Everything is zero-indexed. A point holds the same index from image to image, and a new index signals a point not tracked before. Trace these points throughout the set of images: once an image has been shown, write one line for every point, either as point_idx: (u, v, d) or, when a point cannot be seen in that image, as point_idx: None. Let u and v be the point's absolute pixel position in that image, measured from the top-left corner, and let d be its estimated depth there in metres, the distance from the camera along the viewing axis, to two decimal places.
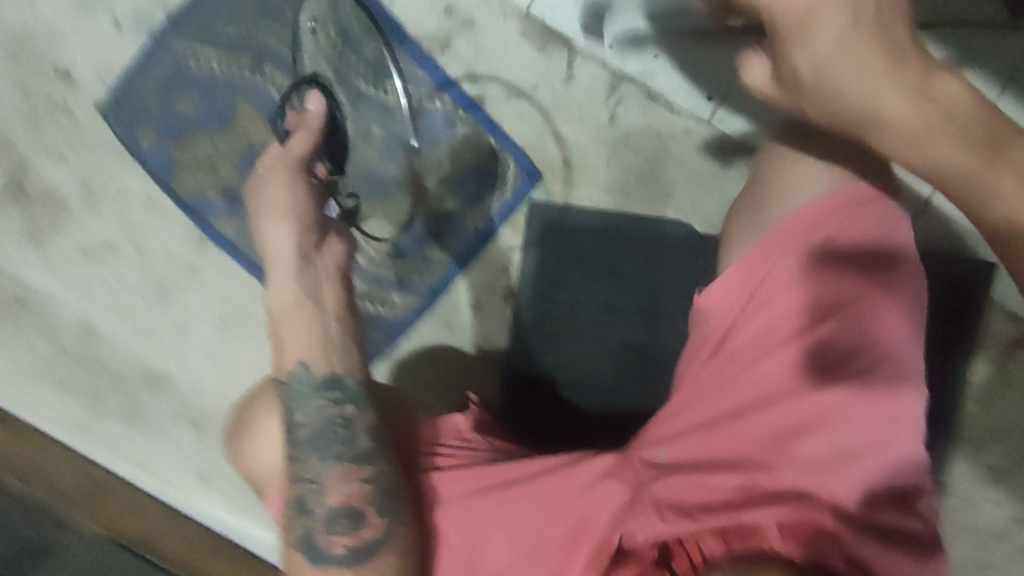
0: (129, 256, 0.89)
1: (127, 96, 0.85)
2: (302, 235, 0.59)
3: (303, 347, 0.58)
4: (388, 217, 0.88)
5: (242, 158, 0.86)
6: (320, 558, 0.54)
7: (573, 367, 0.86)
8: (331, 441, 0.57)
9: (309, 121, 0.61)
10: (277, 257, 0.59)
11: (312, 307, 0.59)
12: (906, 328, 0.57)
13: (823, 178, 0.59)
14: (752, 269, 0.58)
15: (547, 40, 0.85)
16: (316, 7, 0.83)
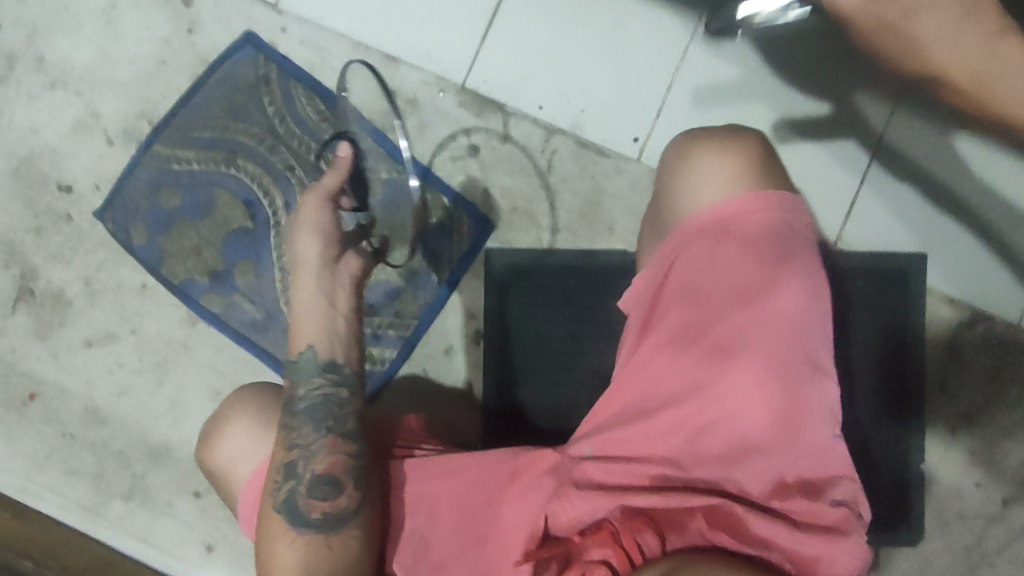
0: (128, 341, 0.97)
1: (121, 199, 0.97)
2: (326, 246, 0.67)
3: (308, 339, 0.66)
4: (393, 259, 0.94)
5: (224, 241, 0.96)
6: (300, 517, 0.62)
7: (544, 394, 0.91)
8: (324, 416, 0.65)
9: (341, 163, 0.70)
10: (302, 261, 0.67)
11: (324, 308, 0.66)
12: (802, 317, 0.58)
13: (720, 178, 0.62)
14: (653, 278, 0.63)
15: (482, 107, 0.96)
16: (279, 107, 0.96)
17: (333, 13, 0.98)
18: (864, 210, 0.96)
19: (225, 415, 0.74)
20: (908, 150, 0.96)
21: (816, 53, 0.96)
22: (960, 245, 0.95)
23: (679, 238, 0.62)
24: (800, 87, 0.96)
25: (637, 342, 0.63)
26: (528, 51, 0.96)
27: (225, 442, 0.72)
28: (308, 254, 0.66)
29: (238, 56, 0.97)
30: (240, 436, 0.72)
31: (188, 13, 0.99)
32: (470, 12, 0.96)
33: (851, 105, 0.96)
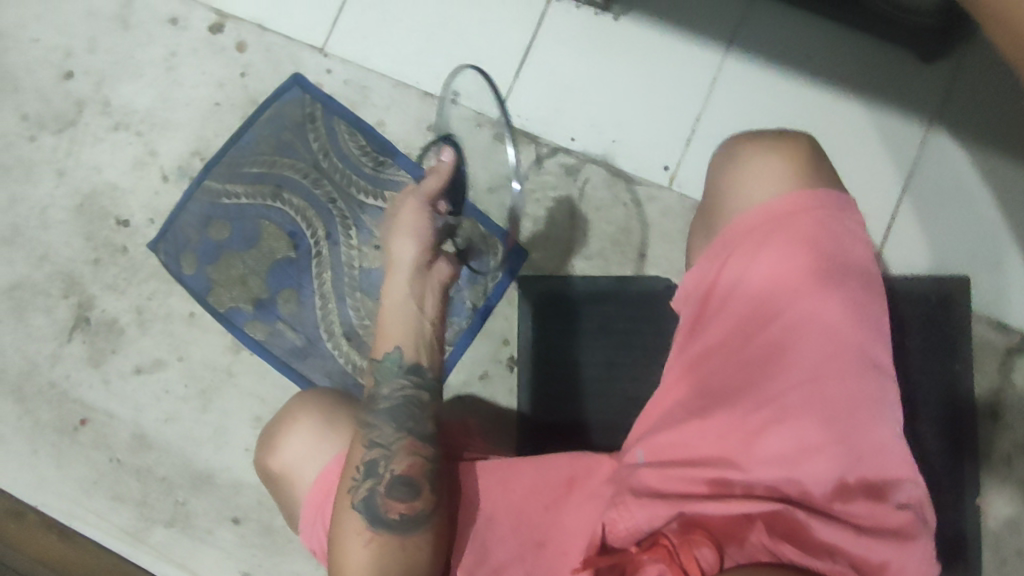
0: (175, 368, 1.01)
1: (173, 232, 1.03)
2: (421, 250, 0.70)
3: (395, 342, 0.68)
4: None
5: (268, 270, 1.00)
6: (376, 516, 0.62)
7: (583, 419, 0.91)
8: (405, 417, 0.67)
9: (443, 170, 0.72)
10: (399, 264, 0.69)
11: (413, 312, 0.69)
12: (857, 321, 0.57)
13: (771, 179, 0.62)
14: (702, 283, 0.64)
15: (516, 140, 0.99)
16: (322, 141, 1.01)
17: (375, 55, 1.03)
18: (902, 233, 0.94)
19: (294, 420, 0.76)
20: (947, 173, 0.95)
21: (853, 72, 0.97)
22: (1005, 270, 0.93)
23: (728, 241, 0.62)
24: (833, 112, 0.96)
25: (688, 343, 0.64)
26: (561, 86, 0.99)
27: (297, 447, 0.73)
28: (405, 256, 0.69)
29: (286, 96, 1.03)
30: (309, 442, 0.73)
31: (242, 58, 1.06)
32: (504, 51, 1.01)
33: (886, 129, 0.96)
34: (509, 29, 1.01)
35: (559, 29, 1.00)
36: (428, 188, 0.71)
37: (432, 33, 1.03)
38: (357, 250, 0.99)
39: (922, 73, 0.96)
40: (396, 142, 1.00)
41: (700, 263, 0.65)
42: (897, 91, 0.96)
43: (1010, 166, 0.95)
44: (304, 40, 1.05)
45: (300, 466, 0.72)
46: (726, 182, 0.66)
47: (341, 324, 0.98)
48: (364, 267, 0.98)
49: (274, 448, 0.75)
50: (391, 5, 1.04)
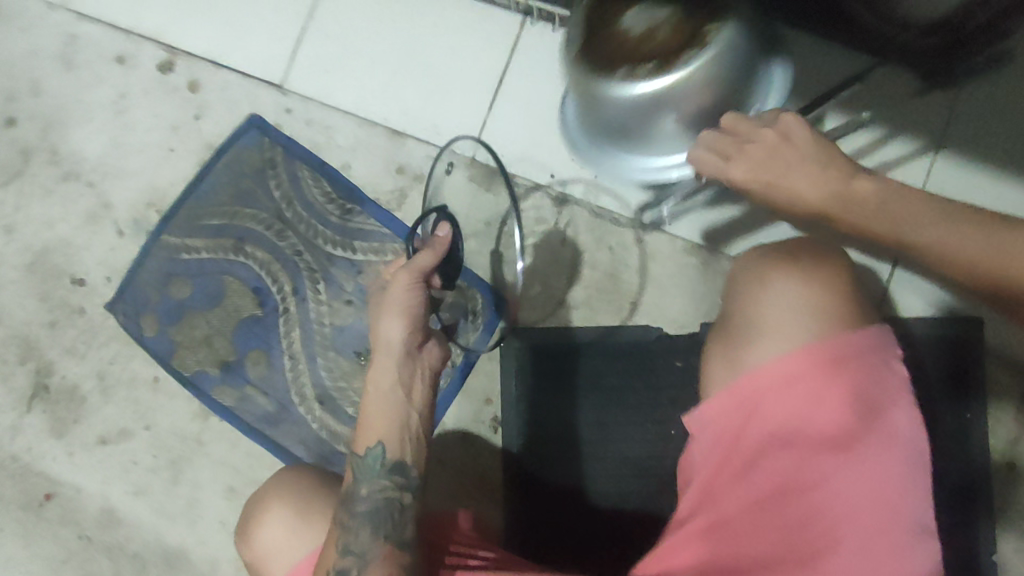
0: (143, 437, 0.95)
1: (131, 291, 0.96)
2: (411, 332, 0.61)
3: (377, 437, 0.60)
4: None
5: (234, 329, 0.93)
6: None
7: (573, 481, 0.82)
8: (383, 521, 0.59)
9: (439, 245, 0.63)
10: (385, 348, 0.61)
11: (401, 401, 0.60)
12: (912, 495, 0.49)
13: (805, 305, 0.53)
14: (726, 421, 0.53)
15: (492, 180, 0.90)
16: (285, 188, 0.94)
17: (338, 90, 0.95)
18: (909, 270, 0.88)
19: (276, 499, 0.68)
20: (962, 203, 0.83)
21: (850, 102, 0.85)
22: None
23: (761, 376, 0.51)
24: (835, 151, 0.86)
25: (708, 492, 0.53)
26: (538, 118, 0.91)
27: (274, 535, 0.65)
28: (393, 342, 0.61)
29: (243, 140, 0.95)
30: (288, 530, 0.65)
31: (195, 98, 0.98)
32: (476, 82, 0.92)
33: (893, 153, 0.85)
34: (481, 57, 0.92)
35: (533, 55, 0.91)
36: (419, 261, 0.61)
37: (398, 63, 0.94)
38: (326, 305, 0.92)
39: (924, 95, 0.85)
40: (364, 187, 0.92)
41: (722, 394, 0.53)
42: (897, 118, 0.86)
43: None
44: (261, 76, 0.97)
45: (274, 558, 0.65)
46: (747, 302, 0.57)
47: (314, 386, 0.92)
48: (335, 324, 0.92)
49: (244, 539, 0.68)
50: (353, 33, 0.95)
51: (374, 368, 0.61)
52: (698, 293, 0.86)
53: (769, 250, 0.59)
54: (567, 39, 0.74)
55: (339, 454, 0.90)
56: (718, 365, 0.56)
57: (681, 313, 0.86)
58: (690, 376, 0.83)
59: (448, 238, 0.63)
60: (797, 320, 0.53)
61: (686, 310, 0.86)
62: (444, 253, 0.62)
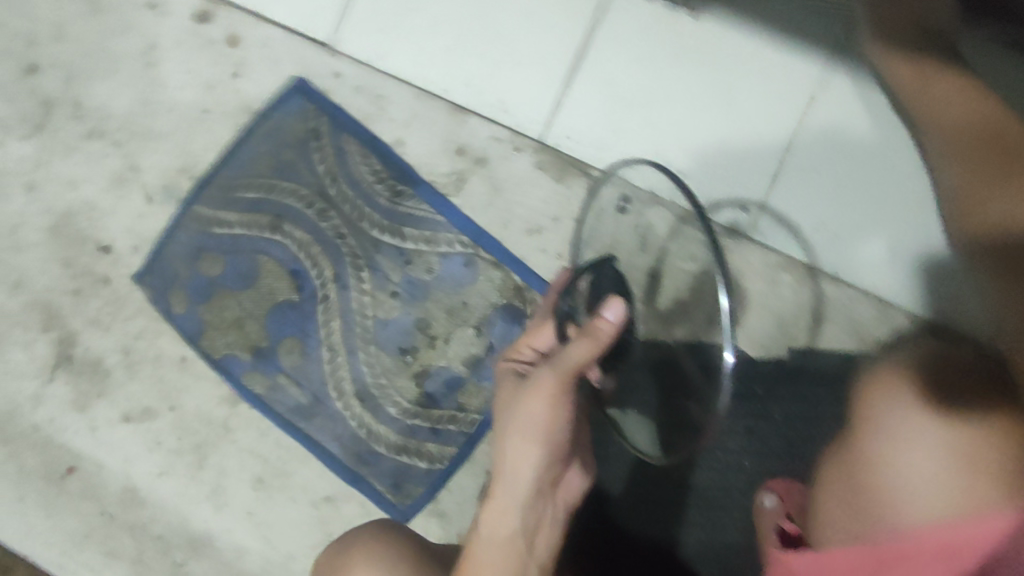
0: (168, 419, 0.89)
1: (160, 264, 0.89)
2: (546, 466, 0.58)
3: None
4: (459, 344, 0.82)
5: (268, 314, 0.86)
6: None
7: (630, 518, 0.74)
8: None
9: (598, 336, 0.53)
10: (513, 480, 0.57)
11: (521, 547, 0.58)
12: None
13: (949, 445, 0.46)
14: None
15: (563, 169, 0.80)
16: (330, 162, 0.85)
17: (392, 54, 0.84)
18: None
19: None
20: None
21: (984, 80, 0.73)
22: None
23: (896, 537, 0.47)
24: None
25: None
26: (620, 102, 0.80)
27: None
28: (523, 469, 0.57)
29: (286, 106, 0.86)
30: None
31: (234, 54, 0.88)
32: (550, 54, 0.81)
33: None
34: (556, 25, 0.81)
35: (618, 25, 0.79)
36: (570, 361, 0.53)
37: (461, 28, 0.83)
38: (370, 296, 0.84)
39: None
40: (417, 167, 0.83)
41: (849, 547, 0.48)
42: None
43: None
44: (307, 34, 0.87)
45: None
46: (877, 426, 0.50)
47: (352, 382, 0.85)
48: (379, 317, 0.84)
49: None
50: None
51: (499, 497, 0.58)
52: (787, 313, 0.76)
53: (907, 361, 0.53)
54: None
55: (377, 455, 0.84)
56: (841, 507, 0.51)
57: (769, 334, 0.77)
58: (772, 406, 0.74)
59: (607, 328, 0.53)
60: (936, 465, 0.46)
61: (774, 331, 0.76)
62: (603, 348, 0.53)
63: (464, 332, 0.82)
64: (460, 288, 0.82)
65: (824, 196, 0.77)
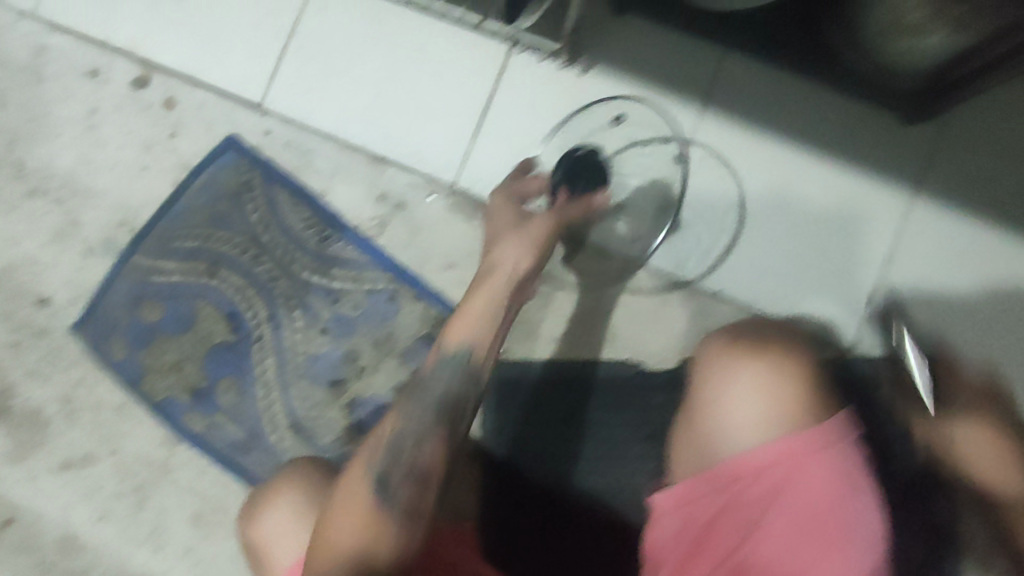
0: (107, 463, 0.92)
1: (98, 313, 0.93)
2: (526, 259, 0.62)
3: (470, 336, 0.56)
4: (387, 375, 0.89)
5: (206, 354, 0.91)
6: (381, 497, 0.51)
7: (545, 490, 0.84)
8: (447, 411, 0.55)
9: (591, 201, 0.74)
10: (498, 265, 0.61)
11: (498, 314, 0.58)
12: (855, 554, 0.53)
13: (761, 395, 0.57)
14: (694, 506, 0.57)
15: (474, 210, 0.89)
16: (261, 211, 0.92)
17: (317, 112, 0.93)
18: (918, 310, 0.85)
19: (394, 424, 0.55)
20: (925, 276, 0.85)
21: (826, 120, 0.88)
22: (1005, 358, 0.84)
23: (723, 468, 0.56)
24: (809, 142, 0.87)
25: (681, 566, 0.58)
26: (526, 150, 0.89)
27: (358, 507, 0.51)
28: (512, 259, 0.62)
29: (220, 161, 0.94)
30: (406, 528, 0.50)
31: (170, 117, 0.95)
32: (460, 109, 0.91)
33: (853, 184, 0.87)
34: (464, 85, 0.91)
35: (517, 83, 0.90)
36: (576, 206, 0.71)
37: (379, 89, 0.93)
38: (302, 333, 0.90)
39: (909, 137, 0.86)
40: (343, 214, 0.91)
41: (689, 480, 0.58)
42: (868, 153, 0.87)
43: (953, 261, 0.85)
44: (239, 97, 0.95)
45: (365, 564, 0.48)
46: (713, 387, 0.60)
47: (286, 415, 0.90)
48: (310, 353, 0.90)
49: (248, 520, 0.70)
50: (336, 55, 0.94)
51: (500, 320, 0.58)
52: (677, 330, 0.86)
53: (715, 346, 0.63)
54: (617, 39, 0.89)
55: None
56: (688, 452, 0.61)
57: (663, 349, 0.86)
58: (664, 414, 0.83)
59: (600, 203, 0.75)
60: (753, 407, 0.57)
61: (666, 346, 0.86)
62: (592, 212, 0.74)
63: (390, 362, 0.89)
64: (382, 322, 0.89)
65: (702, 227, 0.87)
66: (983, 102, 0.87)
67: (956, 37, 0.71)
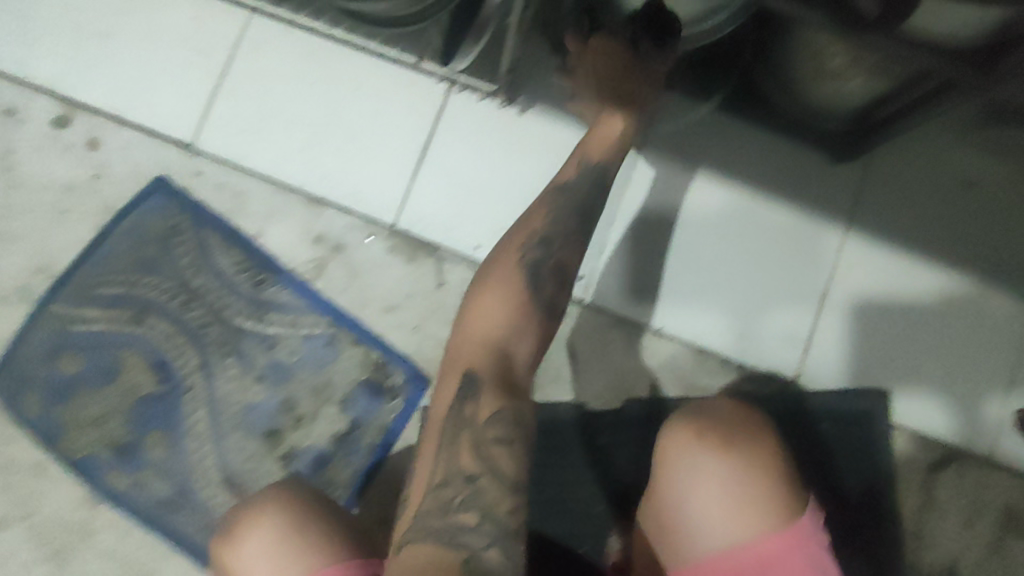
0: (19, 529, 0.85)
1: (12, 367, 0.87)
2: (648, 87, 0.73)
3: (600, 156, 0.70)
4: (327, 423, 0.86)
5: (132, 407, 0.86)
6: (531, 265, 0.61)
7: None
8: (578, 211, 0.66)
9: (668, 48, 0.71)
10: (622, 96, 0.72)
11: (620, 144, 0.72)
12: None
13: (722, 493, 0.58)
14: None
15: (414, 251, 0.87)
16: (192, 254, 0.89)
17: (251, 152, 0.90)
18: (853, 338, 0.87)
19: (528, 254, 0.62)
20: (857, 308, 0.87)
21: (761, 158, 0.90)
22: (936, 386, 0.86)
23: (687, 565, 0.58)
24: (747, 181, 0.89)
25: None
26: (468, 191, 0.89)
27: (508, 283, 0.59)
28: (632, 94, 0.72)
29: (148, 203, 0.90)
30: (539, 345, 0.58)
31: (95, 157, 0.91)
32: (398, 149, 0.90)
33: (789, 219, 0.89)
34: (403, 125, 0.90)
35: (457, 122, 0.90)
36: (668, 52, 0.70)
37: (316, 128, 0.91)
38: (236, 382, 0.86)
39: (838, 173, 0.89)
40: (279, 256, 0.88)
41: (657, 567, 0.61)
42: (803, 189, 0.89)
43: (885, 291, 0.88)
44: (169, 136, 0.91)
45: (501, 350, 0.56)
46: (671, 481, 0.60)
47: (218, 470, 0.85)
48: (245, 403, 0.86)
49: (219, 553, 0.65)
50: (271, 93, 0.92)
51: (589, 198, 0.67)
52: (621, 368, 0.86)
53: (675, 433, 0.62)
54: None
55: None
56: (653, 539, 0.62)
57: (607, 387, 0.86)
58: (608, 453, 0.84)
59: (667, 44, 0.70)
60: (717, 504, 0.58)
61: (611, 384, 0.86)
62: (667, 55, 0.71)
63: (330, 409, 0.86)
64: (321, 368, 0.86)
65: (643, 266, 0.88)
66: (906, 141, 0.90)
67: (872, 84, 0.73)
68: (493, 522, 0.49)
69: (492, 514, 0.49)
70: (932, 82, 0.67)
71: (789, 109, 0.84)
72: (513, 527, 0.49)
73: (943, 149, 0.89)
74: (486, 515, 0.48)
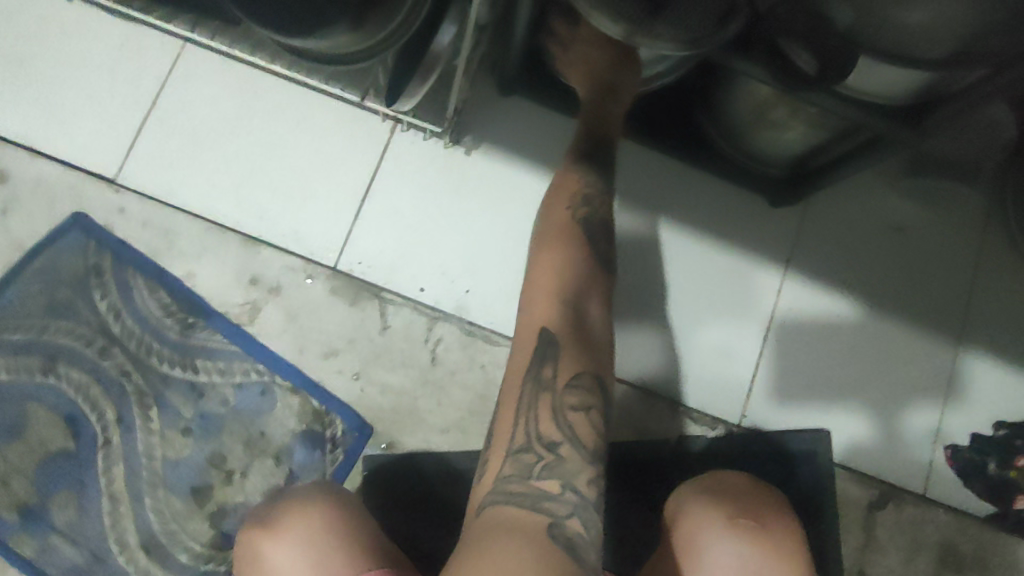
0: None
1: None
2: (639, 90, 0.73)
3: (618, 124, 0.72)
4: (260, 477, 0.80)
5: (39, 465, 0.78)
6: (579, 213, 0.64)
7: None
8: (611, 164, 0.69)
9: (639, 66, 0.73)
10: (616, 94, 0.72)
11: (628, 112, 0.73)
12: None
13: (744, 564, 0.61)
14: None
15: (356, 293, 0.84)
16: (113, 297, 0.82)
17: (181, 188, 0.85)
18: (796, 376, 0.89)
19: (579, 212, 0.64)
20: (798, 347, 0.89)
21: (705, 201, 0.91)
22: (874, 426, 0.88)
23: None
24: (691, 225, 0.91)
25: None
26: (413, 231, 0.86)
27: (563, 230, 0.63)
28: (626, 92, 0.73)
29: (64, 241, 0.83)
30: (606, 302, 0.60)
31: (3, 191, 0.84)
32: (340, 188, 0.87)
33: (732, 261, 0.91)
34: (345, 164, 0.87)
35: (402, 160, 0.88)
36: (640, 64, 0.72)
37: (253, 164, 0.86)
38: (159, 435, 0.80)
39: (778, 217, 0.91)
40: (210, 298, 0.83)
41: None
42: (746, 232, 0.91)
43: (823, 331, 0.90)
44: (89, 170, 0.85)
45: (564, 296, 0.58)
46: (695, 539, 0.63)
47: (137, 533, 0.78)
48: (168, 458, 0.80)
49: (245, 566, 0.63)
50: (203, 127, 0.87)
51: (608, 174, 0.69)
52: None
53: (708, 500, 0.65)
54: (502, 118, 0.88)
55: None
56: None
57: None
58: None
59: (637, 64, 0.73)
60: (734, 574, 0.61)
61: None
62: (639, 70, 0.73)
63: (264, 461, 0.80)
64: (255, 418, 0.81)
65: None
66: (842, 187, 0.94)
67: (809, 134, 0.76)
68: (573, 491, 0.51)
69: (573, 483, 0.51)
70: (863, 136, 0.71)
71: (734, 155, 0.86)
72: (591, 499, 0.51)
73: (875, 195, 0.94)
74: (569, 484, 0.50)
